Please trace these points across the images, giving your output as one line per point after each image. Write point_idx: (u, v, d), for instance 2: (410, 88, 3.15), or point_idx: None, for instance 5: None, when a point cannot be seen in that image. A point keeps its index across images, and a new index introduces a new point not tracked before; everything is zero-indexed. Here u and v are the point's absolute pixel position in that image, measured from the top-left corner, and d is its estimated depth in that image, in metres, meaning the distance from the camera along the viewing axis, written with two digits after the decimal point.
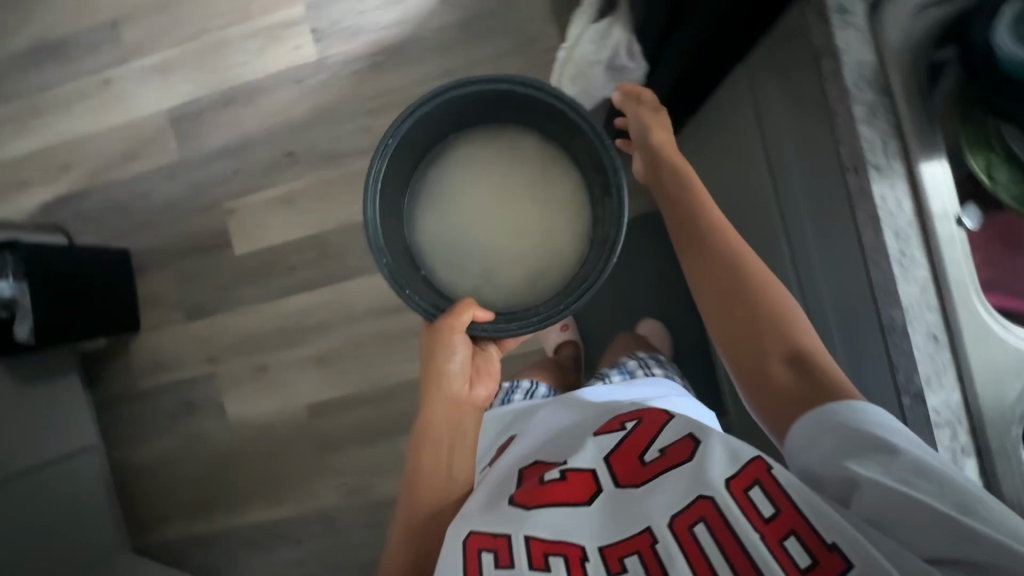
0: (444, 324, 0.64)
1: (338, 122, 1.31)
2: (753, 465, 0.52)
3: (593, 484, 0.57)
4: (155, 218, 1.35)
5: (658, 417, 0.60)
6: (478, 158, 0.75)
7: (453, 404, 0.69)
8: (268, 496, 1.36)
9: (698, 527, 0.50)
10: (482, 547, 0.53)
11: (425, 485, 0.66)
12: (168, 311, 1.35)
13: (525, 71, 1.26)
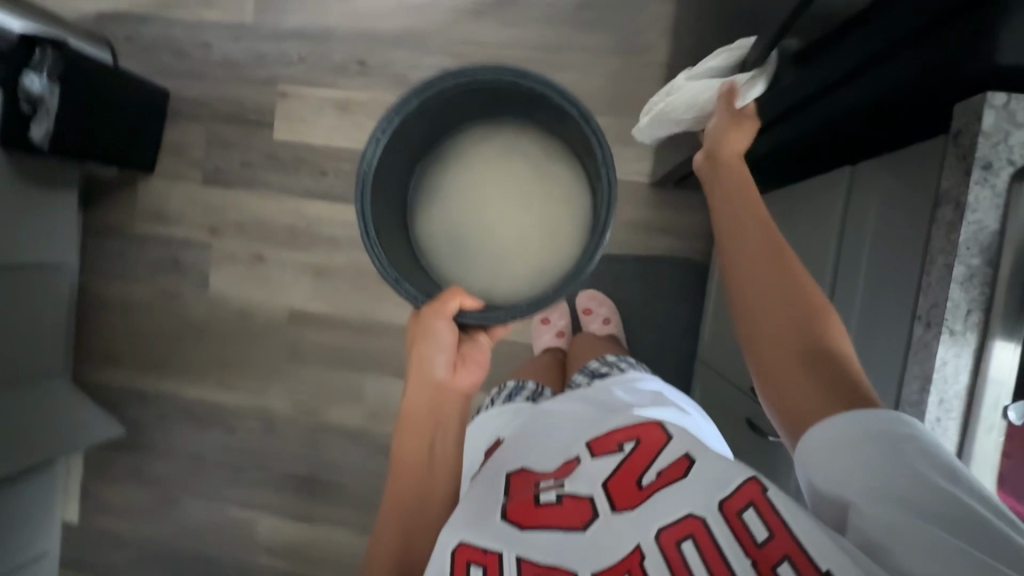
0: (428, 312, 0.52)
1: (422, 48, 1.22)
2: (744, 487, 0.45)
3: (588, 509, 0.49)
4: (211, 76, 1.31)
5: (657, 434, 0.53)
6: (478, 155, 0.58)
7: (437, 391, 0.57)
8: (220, 379, 1.35)
9: (686, 544, 0.43)
10: (471, 560, 0.47)
11: (405, 471, 0.57)
12: (189, 167, 1.34)
13: (625, 72, 1.16)
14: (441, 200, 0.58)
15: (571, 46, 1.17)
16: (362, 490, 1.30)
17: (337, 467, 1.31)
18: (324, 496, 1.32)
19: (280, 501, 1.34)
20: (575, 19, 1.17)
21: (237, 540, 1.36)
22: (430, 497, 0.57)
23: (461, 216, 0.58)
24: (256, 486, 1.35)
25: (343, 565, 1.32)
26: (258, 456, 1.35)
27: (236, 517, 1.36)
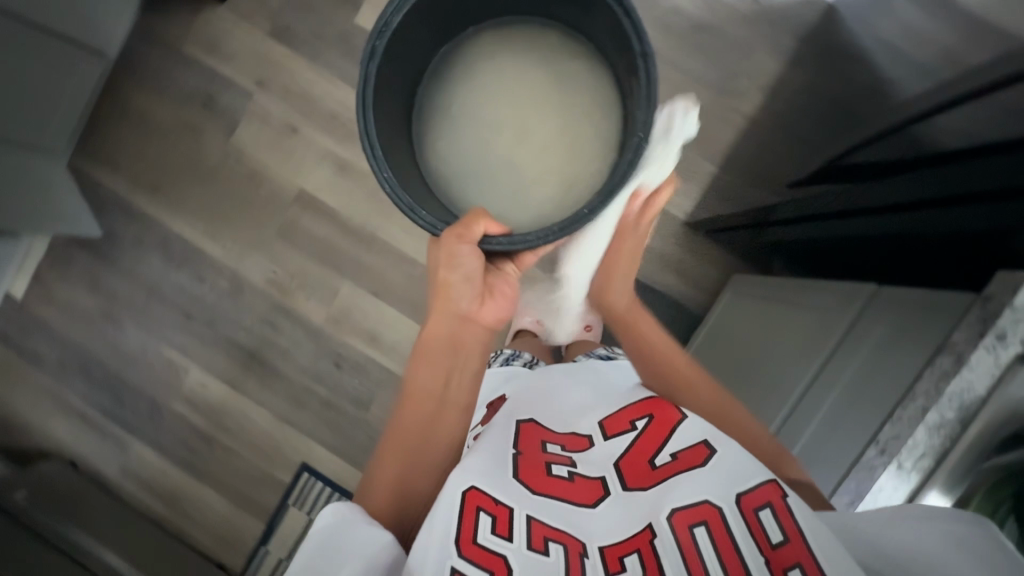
0: (450, 235, 0.58)
1: None
2: (763, 489, 0.53)
3: (602, 489, 0.57)
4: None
5: (669, 421, 0.62)
6: (492, 62, 0.69)
7: (459, 321, 0.66)
8: (207, 226, 1.34)
9: (699, 529, 0.52)
10: (481, 508, 0.53)
11: (416, 396, 0.65)
12: (260, 13, 1.30)
13: (709, 106, 1.15)
14: (464, 106, 0.69)
15: (671, 61, 1.15)
16: (299, 383, 1.32)
17: (285, 354, 1.32)
18: (262, 374, 1.33)
19: (218, 362, 1.35)
20: (686, 38, 1.15)
21: (164, 380, 1.37)
22: (439, 432, 0.64)
23: (488, 119, 0.68)
24: (201, 338, 1.35)
25: (254, 444, 1.34)
26: (216, 313, 1.34)
27: (171, 359, 1.37)
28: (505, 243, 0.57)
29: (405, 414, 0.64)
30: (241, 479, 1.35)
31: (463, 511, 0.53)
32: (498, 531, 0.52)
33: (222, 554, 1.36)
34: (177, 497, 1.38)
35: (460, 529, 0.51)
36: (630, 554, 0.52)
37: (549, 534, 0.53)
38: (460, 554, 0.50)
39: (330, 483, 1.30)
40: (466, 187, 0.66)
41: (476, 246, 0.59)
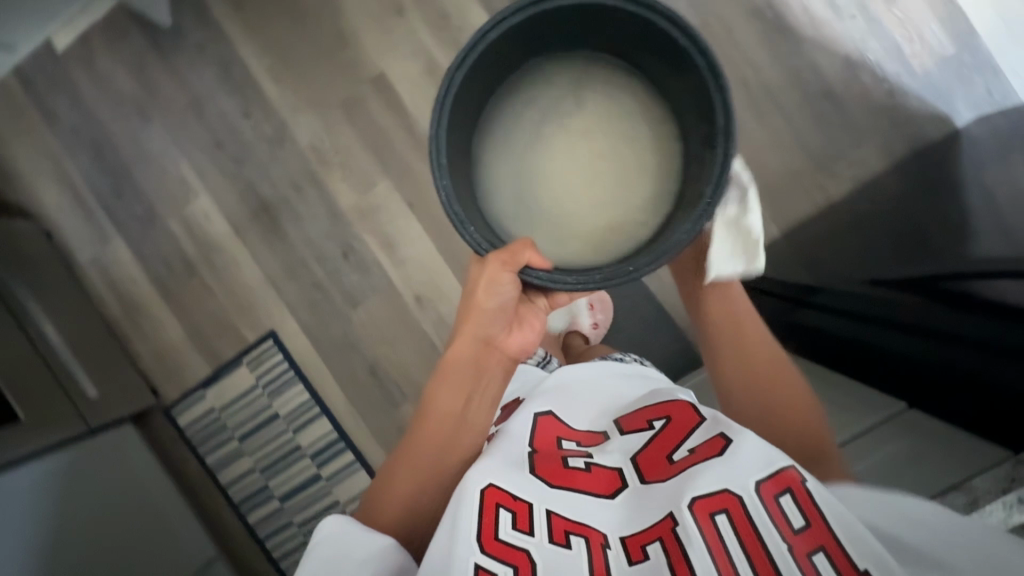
0: (494, 260, 0.56)
1: None
2: (781, 475, 0.57)
3: (619, 481, 0.62)
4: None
5: (689, 418, 0.65)
6: (560, 93, 0.63)
7: (483, 346, 0.67)
8: (273, 65, 1.27)
9: (720, 517, 0.55)
10: (501, 504, 0.59)
11: (435, 419, 0.68)
12: None
13: (803, 174, 1.13)
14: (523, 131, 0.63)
15: (787, 117, 1.13)
16: (299, 255, 1.27)
17: (299, 222, 1.27)
18: (267, 231, 1.28)
19: (228, 199, 1.28)
20: (812, 101, 1.12)
21: (168, 194, 1.30)
22: (454, 449, 0.69)
23: (547, 151, 0.62)
24: (221, 169, 1.28)
25: (231, 293, 1.30)
26: (247, 152, 1.27)
27: (183, 176, 1.29)
28: (546, 279, 0.55)
29: (422, 433, 0.68)
30: (205, 321, 1.32)
31: (486, 507, 0.59)
32: (519, 525, 0.58)
33: (158, 381, 1.35)
34: (136, 310, 1.34)
35: (481, 526, 0.58)
36: (652, 542, 0.56)
37: (569, 527, 0.58)
38: (482, 550, 0.56)
39: (289, 360, 1.29)
40: (506, 208, 0.61)
41: (518, 273, 0.57)
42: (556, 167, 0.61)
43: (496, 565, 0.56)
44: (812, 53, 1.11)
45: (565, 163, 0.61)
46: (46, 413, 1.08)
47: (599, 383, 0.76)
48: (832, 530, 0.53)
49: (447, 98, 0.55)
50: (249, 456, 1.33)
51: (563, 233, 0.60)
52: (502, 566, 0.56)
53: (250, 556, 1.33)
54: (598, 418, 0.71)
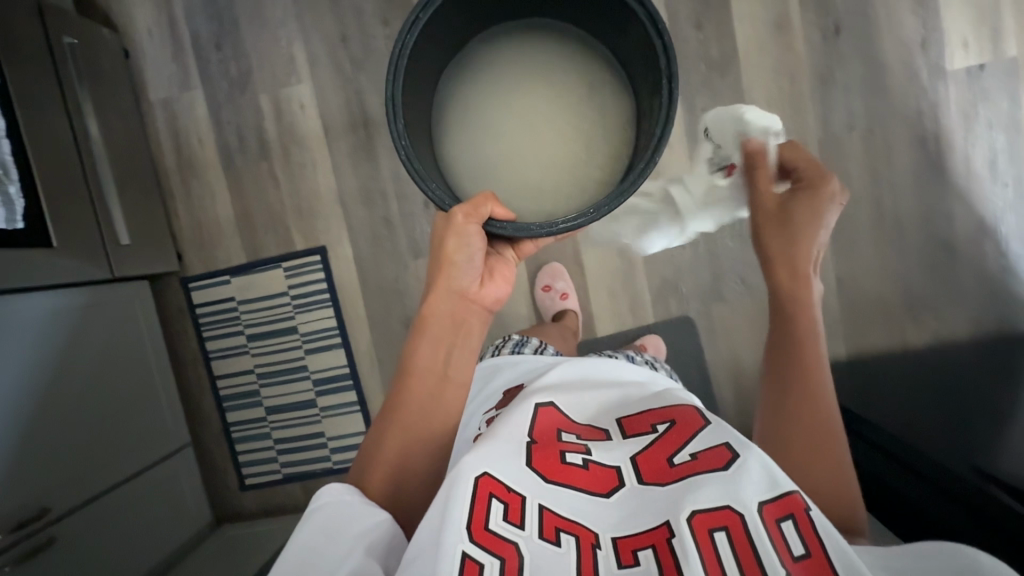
0: (457, 213, 0.50)
1: (871, 91, 1.08)
2: (785, 499, 0.48)
3: (614, 479, 0.53)
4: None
5: (693, 422, 0.56)
6: (502, 64, 0.58)
7: (459, 294, 0.57)
8: None
9: (717, 533, 0.47)
10: (494, 494, 0.50)
11: (411, 379, 0.57)
12: None
13: (893, 310, 1.13)
14: (462, 109, 0.57)
15: (902, 253, 1.12)
16: (380, 184, 1.20)
17: (392, 150, 1.18)
18: (356, 147, 1.19)
19: (329, 99, 1.19)
20: (932, 247, 1.11)
21: (270, 68, 1.20)
22: (439, 414, 0.57)
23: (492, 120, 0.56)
24: (333, 64, 1.18)
25: (296, 193, 1.22)
26: (367, 58, 1.17)
27: (292, 55, 1.19)
28: (513, 229, 0.50)
29: (402, 399, 0.57)
30: (257, 209, 1.24)
31: (476, 495, 0.50)
32: (509, 518, 0.50)
33: (186, 247, 1.27)
34: (191, 171, 1.25)
35: (471, 514, 0.49)
36: (644, 548, 0.48)
37: (561, 524, 0.50)
38: (471, 538, 0.48)
39: (330, 284, 1.23)
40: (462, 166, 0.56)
41: (484, 224, 0.51)
42: (503, 134, 0.55)
43: (484, 556, 0.47)
44: (953, 205, 1.09)
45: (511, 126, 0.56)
46: (80, 250, 1.01)
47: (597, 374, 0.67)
48: (831, 564, 0.45)
49: (401, 61, 0.49)
50: (251, 355, 1.28)
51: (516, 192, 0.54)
52: (489, 557, 0.47)
53: (216, 447, 1.32)
54: (602, 412, 0.61)
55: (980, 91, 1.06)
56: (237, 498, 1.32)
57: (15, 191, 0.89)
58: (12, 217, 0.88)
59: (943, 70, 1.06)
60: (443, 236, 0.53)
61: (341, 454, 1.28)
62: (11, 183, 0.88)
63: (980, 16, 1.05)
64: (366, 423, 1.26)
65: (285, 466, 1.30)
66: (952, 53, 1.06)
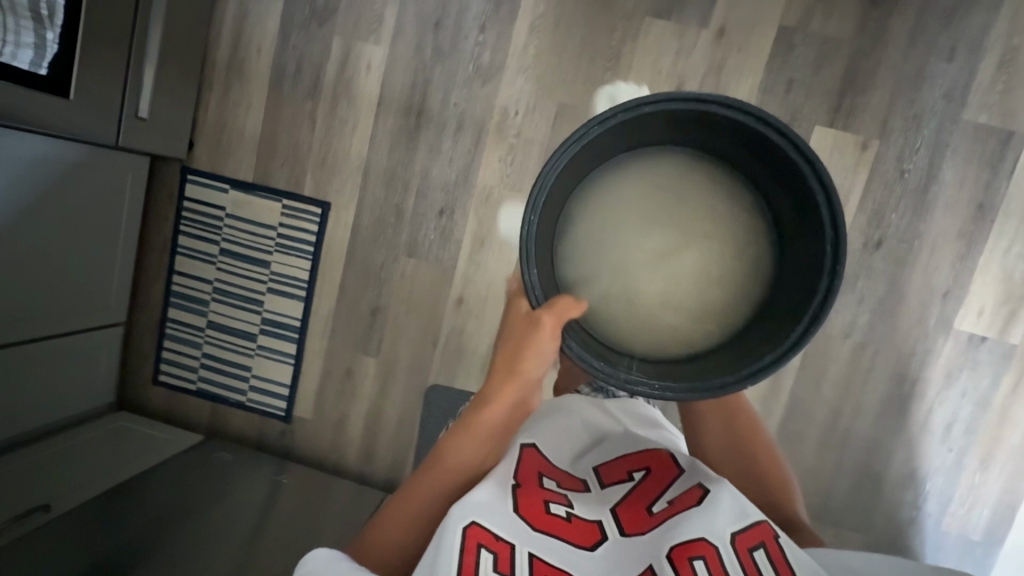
0: (547, 312, 0.53)
1: (880, 314, 1.10)
2: (755, 528, 0.54)
3: (599, 532, 0.55)
4: (921, 39, 1.05)
5: (667, 470, 0.63)
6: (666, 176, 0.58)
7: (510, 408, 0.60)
8: (540, 10, 1.11)
9: (698, 562, 0.51)
10: (482, 544, 0.51)
11: (450, 461, 0.58)
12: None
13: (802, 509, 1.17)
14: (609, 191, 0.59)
15: (835, 464, 1.15)
16: (407, 174, 1.18)
17: (432, 150, 1.17)
18: (401, 129, 1.18)
19: (398, 73, 1.17)
20: (861, 472, 1.15)
21: (357, 16, 1.17)
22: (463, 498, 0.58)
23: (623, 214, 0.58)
24: (415, 43, 1.15)
25: (327, 145, 1.20)
26: (450, 52, 1.15)
27: (382, 16, 1.16)
28: (580, 352, 0.52)
29: (429, 479, 0.57)
30: (285, 141, 1.22)
31: (463, 545, 0.50)
32: (497, 568, 0.50)
33: (201, 140, 1.24)
34: (238, 74, 1.22)
35: (461, 565, 0.49)
36: None
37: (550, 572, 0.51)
38: None
39: (319, 240, 1.23)
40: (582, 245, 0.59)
41: (562, 328, 0.53)
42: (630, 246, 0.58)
43: None
44: (898, 447, 1.13)
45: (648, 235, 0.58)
46: (97, 114, 0.98)
47: (576, 426, 0.70)
48: None
49: (567, 155, 0.51)
50: (216, 267, 1.27)
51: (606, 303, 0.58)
52: None
53: (145, 334, 1.32)
54: (575, 459, 0.66)
55: (972, 358, 1.10)
56: (147, 391, 1.33)
57: (50, 37, 0.87)
58: (37, 61, 0.86)
59: (950, 325, 1.09)
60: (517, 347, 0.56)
61: (257, 395, 1.29)
62: (51, 29, 0.87)
63: (1006, 294, 1.08)
64: (293, 379, 1.27)
65: (201, 380, 1.30)
66: (965, 314, 1.09)
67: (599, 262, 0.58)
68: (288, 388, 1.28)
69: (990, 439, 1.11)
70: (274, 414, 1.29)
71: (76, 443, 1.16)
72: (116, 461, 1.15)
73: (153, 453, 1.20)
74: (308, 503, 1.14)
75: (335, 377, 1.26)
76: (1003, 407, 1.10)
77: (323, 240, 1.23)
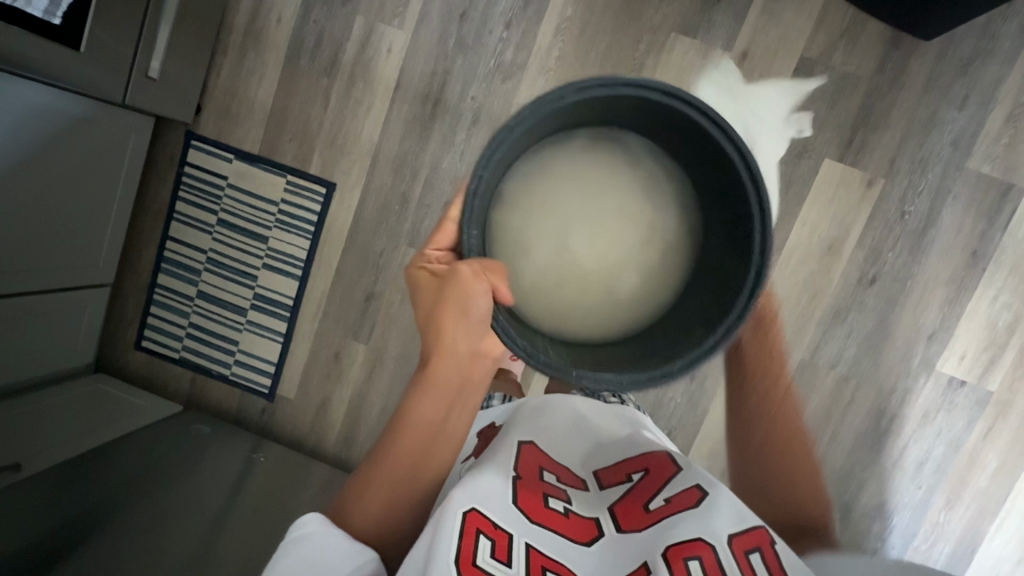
0: (469, 266, 0.49)
1: (867, 349, 1.13)
2: (753, 533, 0.59)
3: (594, 528, 0.59)
4: (936, 84, 1.07)
5: (664, 470, 0.66)
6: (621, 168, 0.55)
7: (468, 360, 0.57)
8: (567, 12, 1.11)
9: (693, 561, 0.54)
10: (482, 531, 0.54)
11: (409, 432, 0.58)
12: (835, 33, 1.08)
13: None
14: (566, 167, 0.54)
15: None
16: (417, 163, 1.18)
17: (444, 141, 1.16)
18: (416, 117, 1.17)
19: (418, 60, 1.15)
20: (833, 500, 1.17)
21: None
22: (430, 467, 0.60)
23: (540, 198, 0.53)
24: (439, 31, 1.14)
25: (338, 125, 1.19)
26: (473, 45, 1.14)
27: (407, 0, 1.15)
28: (509, 333, 0.48)
29: (394, 451, 0.58)
30: (295, 115, 1.20)
31: (464, 528, 0.54)
32: (495, 555, 0.54)
33: (208, 106, 1.22)
34: (254, 43, 1.19)
35: (459, 549, 0.52)
36: None
37: (546, 563, 0.54)
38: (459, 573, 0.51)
39: (320, 220, 1.21)
40: (523, 218, 0.53)
41: (484, 282, 0.50)
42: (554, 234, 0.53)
43: None
44: (870, 479, 1.16)
45: (578, 224, 0.53)
46: (107, 68, 0.95)
47: (574, 432, 0.73)
48: None
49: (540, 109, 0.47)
50: (211, 237, 1.24)
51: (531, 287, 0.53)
52: None
53: (132, 298, 1.29)
54: (576, 461, 0.69)
55: (949, 400, 1.13)
56: (128, 355, 1.30)
57: None
58: (52, 10, 0.84)
59: (932, 366, 1.12)
60: (449, 305, 0.53)
61: (241, 369, 1.27)
62: None
63: (988, 340, 1.11)
64: (280, 358, 1.26)
65: (185, 350, 1.28)
66: (948, 357, 1.12)
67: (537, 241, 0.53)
68: (273, 366, 1.26)
69: (960, 479, 1.14)
70: (257, 390, 1.27)
71: (53, 401, 1.14)
72: (93, 423, 1.13)
73: (132, 418, 1.18)
74: (283, 483, 1.13)
75: (322, 358, 1.25)
76: (974, 450, 1.13)
77: (325, 220, 1.21)
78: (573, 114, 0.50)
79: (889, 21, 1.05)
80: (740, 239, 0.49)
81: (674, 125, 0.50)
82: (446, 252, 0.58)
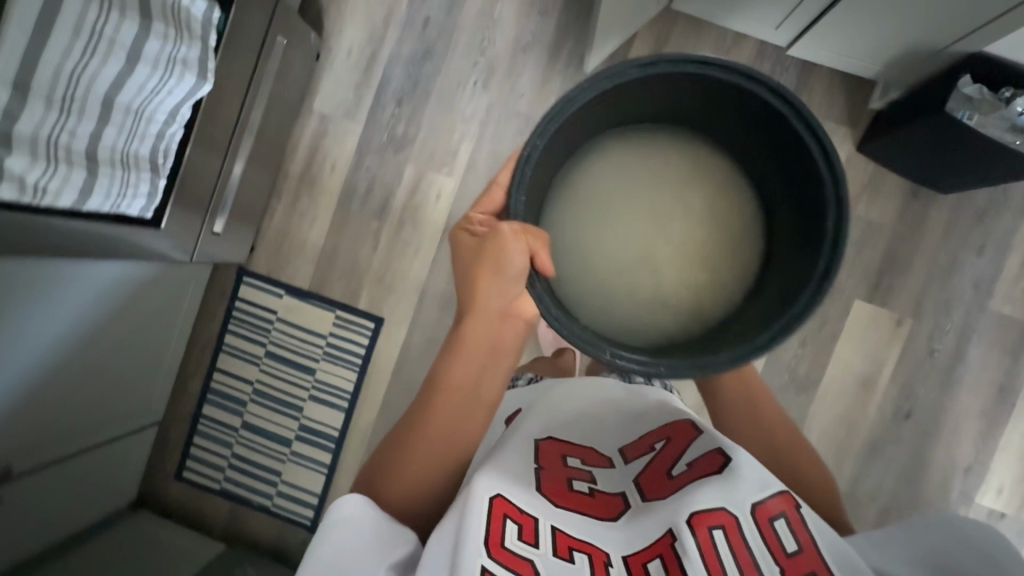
0: (513, 227, 0.55)
1: (907, 479, 1.15)
2: (778, 498, 0.59)
3: (617, 505, 0.62)
4: (955, 233, 1.15)
5: (685, 436, 0.68)
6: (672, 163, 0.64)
7: (501, 318, 0.62)
8: None
9: (717, 530, 0.56)
10: (506, 515, 0.56)
11: (445, 391, 0.61)
12: (859, 186, 1.16)
13: None
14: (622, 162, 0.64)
15: None
16: None
17: None
18: None
19: (467, 205, 1.22)
20: None
21: (432, 149, 1.22)
22: (461, 439, 0.61)
23: (594, 196, 0.63)
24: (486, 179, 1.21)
25: (387, 263, 1.24)
26: None
27: (456, 151, 1.22)
28: (542, 300, 0.53)
29: (429, 415, 0.60)
30: (346, 254, 1.25)
31: (490, 513, 0.55)
32: (523, 535, 0.56)
33: (262, 246, 1.27)
34: (308, 187, 1.26)
35: (488, 532, 0.54)
36: (652, 560, 0.56)
37: (573, 543, 0.57)
38: (489, 555, 0.52)
39: (367, 354, 1.24)
40: (582, 208, 0.63)
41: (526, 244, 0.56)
42: (608, 226, 0.62)
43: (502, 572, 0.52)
44: None
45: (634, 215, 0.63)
46: (182, 238, 0.99)
47: (596, 410, 0.75)
48: (825, 555, 0.56)
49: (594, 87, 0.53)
50: (258, 369, 1.27)
51: (583, 275, 0.61)
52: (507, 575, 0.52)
53: (175, 427, 1.30)
54: (597, 438, 0.71)
55: None
56: (168, 485, 1.30)
57: (161, 184, 0.85)
58: (147, 207, 0.85)
59: (971, 499, 1.14)
60: (485, 260, 0.59)
61: (283, 500, 1.26)
62: (162, 176, 0.85)
63: None
64: (323, 489, 1.26)
65: (227, 480, 1.28)
66: (986, 489, 1.14)
67: (589, 234, 0.62)
68: (317, 498, 1.26)
69: None
70: (298, 522, 1.26)
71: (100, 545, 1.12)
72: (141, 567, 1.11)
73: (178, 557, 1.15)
74: None
75: None
76: None
77: (373, 354, 1.24)
78: (628, 97, 0.58)
79: (911, 177, 1.13)
80: (815, 212, 0.55)
81: (739, 106, 0.57)
82: (489, 215, 0.64)
